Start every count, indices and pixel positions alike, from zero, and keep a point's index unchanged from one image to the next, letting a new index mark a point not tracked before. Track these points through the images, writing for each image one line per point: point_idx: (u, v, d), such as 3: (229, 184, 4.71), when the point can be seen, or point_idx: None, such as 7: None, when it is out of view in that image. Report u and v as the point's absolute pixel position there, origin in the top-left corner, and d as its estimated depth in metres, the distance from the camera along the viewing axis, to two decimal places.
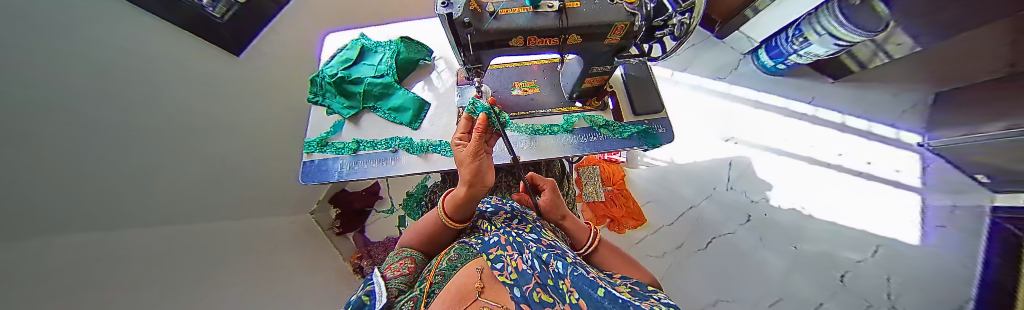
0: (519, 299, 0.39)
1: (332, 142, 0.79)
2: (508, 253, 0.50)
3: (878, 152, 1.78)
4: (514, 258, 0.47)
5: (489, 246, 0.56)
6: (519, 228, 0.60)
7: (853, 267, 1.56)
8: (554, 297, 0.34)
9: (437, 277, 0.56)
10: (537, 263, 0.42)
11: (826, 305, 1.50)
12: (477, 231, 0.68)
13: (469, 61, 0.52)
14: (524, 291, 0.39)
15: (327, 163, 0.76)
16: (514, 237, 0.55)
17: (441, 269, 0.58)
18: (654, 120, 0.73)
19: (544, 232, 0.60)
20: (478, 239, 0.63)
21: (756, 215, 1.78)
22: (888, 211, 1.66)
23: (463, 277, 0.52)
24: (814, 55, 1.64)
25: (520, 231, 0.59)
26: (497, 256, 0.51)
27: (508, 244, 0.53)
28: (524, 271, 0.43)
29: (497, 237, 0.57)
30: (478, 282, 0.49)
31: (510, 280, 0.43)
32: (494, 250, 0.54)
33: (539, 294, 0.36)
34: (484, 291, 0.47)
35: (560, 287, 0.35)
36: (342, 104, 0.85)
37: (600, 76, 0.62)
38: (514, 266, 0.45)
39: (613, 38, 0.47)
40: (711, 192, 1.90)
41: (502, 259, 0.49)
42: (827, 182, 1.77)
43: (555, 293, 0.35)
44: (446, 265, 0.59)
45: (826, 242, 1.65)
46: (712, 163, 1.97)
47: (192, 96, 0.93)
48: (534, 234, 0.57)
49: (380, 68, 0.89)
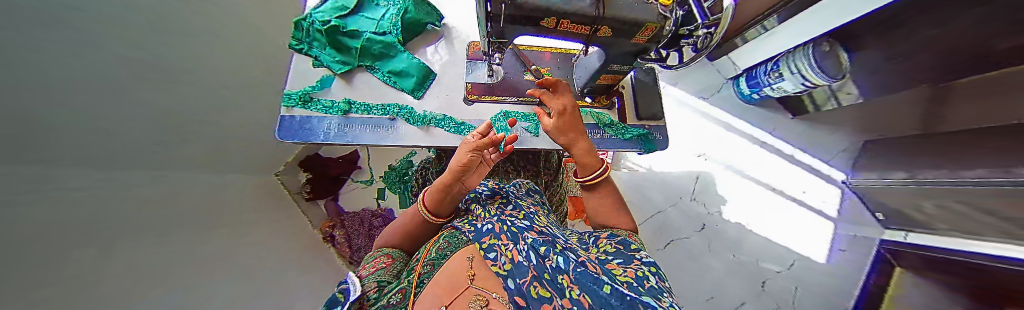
0: (514, 290, 0.39)
1: (318, 98, 0.73)
2: (502, 242, 0.49)
3: (813, 185, 2.09)
4: (508, 249, 0.46)
5: (482, 234, 0.55)
6: (512, 216, 0.60)
7: (773, 276, 1.87)
8: (552, 292, 0.35)
9: (427, 266, 0.55)
10: (534, 255, 0.42)
11: (746, 304, 1.79)
12: (469, 215, 0.66)
13: (493, 34, 0.49)
14: (520, 283, 0.39)
15: (310, 122, 0.71)
16: (508, 226, 0.54)
17: (430, 259, 0.57)
18: (653, 126, 0.78)
19: (535, 219, 0.61)
20: (469, 225, 0.61)
21: (709, 225, 2.01)
22: (809, 233, 1.97)
23: (452, 266, 0.51)
24: (783, 90, 1.79)
25: (513, 219, 0.58)
26: (490, 245, 0.50)
27: (503, 233, 0.52)
28: (519, 263, 0.42)
29: (489, 225, 0.56)
30: (469, 271, 0.48)
31: (504, 270, 0.43)
32: (488, 238, 0.52)
33: (536, 288, 0.36)
34: (475, 278, 0.47)
35: (558, 283, 0.36)
36: (332, 57, 0.76)
37: (615, 75, 0.64)
38: (508, 257, 0.44)
39: (641, 38, 0.47)
40: (678, 201, 2.09)
41: (496, 247, 0.49)
42: (771, 205, 2.05)
43: (552, 287, 0.36)
44: (435, 254, 0.59)
45: (758, 254, 1.93)
46: (683, 174, 2.15)
47: (179, 17, 0.79)
48: (526, 221, 0.57)
49: (382, 24, 0.81)
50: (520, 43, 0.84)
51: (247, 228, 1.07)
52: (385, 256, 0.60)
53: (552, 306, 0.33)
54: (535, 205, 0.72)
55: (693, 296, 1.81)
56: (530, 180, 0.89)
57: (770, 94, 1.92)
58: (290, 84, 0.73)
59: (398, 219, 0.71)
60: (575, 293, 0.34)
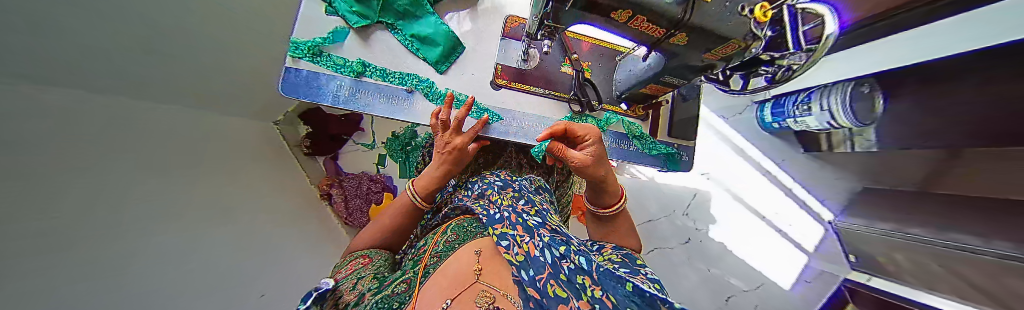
0: (528, 282, 0.38)
1: (330, 54, 0.67)
2: (515, 231, 0.45)
3: (802, 220, 2.12)
4: (525, 241, 0.43)
5: (493, 221, 0.51)
6: (525, 209, 0.56)
7: (739, 293, 1.97)
8: (569, 291, 0.34)
9: (432, 259, 0.53)
10: (550, 253, 0.40)
11: None
12: (481, 200, 0.63)
13: (548, 17, 0.42)
14: (536, 278, 0.37)
15: (319, 80, 0.65)
16: (522, 218, 0.50)
17: (438, 251, 0.55)
18: (683, 146, 0.75)
19: (547, 216, 0.57)
20: (483, 210, 0.57)
21: (694, 239, 2.09)
22: (786, 263, 2.04)
23: (458, 259, 0.48)
24: (807, 125, 1.72)
25: (525, 212, 0.54)
26: (502, 233, 0.46)
27: (516, 223, 0.48)
28: (536, 257, 0.39)
29: (501, 213, 0.52)
30: (476, 265, 0.45)
31: (518, 263, 0.40)
32: (499, 226, 0.48)
33: (553, 286, 0.35)
34: (482, 274, 0.44)
35: (578, 282, 0.36)
36: (349, 7, 0.67)
37: (663, 87, 0.58)
38: (523, 249, 0.42)
39: (713, 55, 0.42)
40: (670, 213, 2.14)
41: (508, 237, 0.45)
42: (757, 231, 2.10)
43: (569, 286, 0.35)
44: (443, 247, 0.56)
45: (731, 272, 2.01)
46: (681, 189, 2.18)
47: None
48: (538, 217, 0.53)
49: None
50: (571, 31, 0.75)
51: (242, 173, 1.04)
52: (363, 257, 0.55)
53: (570, 307, 0.32)
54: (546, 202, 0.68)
55: None
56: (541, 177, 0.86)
57: (793, 126, 1.85)
58: (297, 31, 0.65)
59: (383, 215, 0.63)
60: (595, 293, 0.33)
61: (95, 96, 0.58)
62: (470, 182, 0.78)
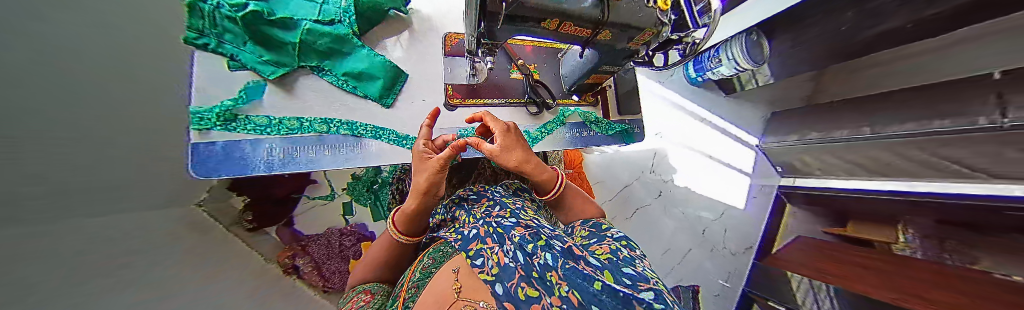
0: (503, 294, 0.38)
1: (248, 115, 0.58)
2: (488, 245, 0.47)
3: (738, 150, 2.52)
4: (495, 251, 0.45)
5: (467, 241, 0.52)
6: (499, 215, 0.56)
7: (710, 224, 2.28)
8: (542, 290, 0.34)
9: (411, 291, 0.52)
10: (521, 252, 0.40)
11: (691, 250, 2.19)
12: (454, 223, 0.63)
13: (483, 35, 0.43)
14: (509, 285, 0.38)
15: (237, 147, 0.56)
16: (493, 227, 0.51)
17: (414, 282, 0.54)
18: (631, 120, 0.84)
19: (522, 215, 0.58)
20: (455, 233, 0.58)
21: (665, 192, 2.34)
22: (737, 188, 2.42)
23: (438, 283, 0.49)
24: (721, 74, 2.05)
25: (499, 218, 0.55)
26: (476, 251, 0.48)
27: (488, 235, 0.50)
28: (506, 264, 0.40)
29: (474, 230, 0.54)
30: (456, 282, 0.47)
31: (492, 276, 0.42)
32: (473, 244, 0.50)
33: (525, 286, 0.35)
34: (462, 290, 0.44)
35: (547, 280, 0.34)
36: (258, 56, 0.58)
37: (603, 75, 0.64)
38: (495, 260, 0.43)
39: (636, 42, 0.49)
40: (640, 175, 2.36)
41: (483, 253, 0.47)
42: (709, 169, 2.45)
43: (541, 285, 0.34)
44: (419, 275, 0.55)
45: (700, 208, 2.33)
46: (643, 152, 2.41)
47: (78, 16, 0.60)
48: (513, 218, 0.54)
49: (327, 9, 0.64)
50: (512, 39, 0.77)
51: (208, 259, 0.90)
52: (365, 293, 0.54)
53: (541, 306, 0.32)
54: (522, 201, 0.70)
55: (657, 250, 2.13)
56: (517, 179, 0.87)
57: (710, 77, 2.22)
58: (195, 100, 0.55)
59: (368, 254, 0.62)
60: (562, 289, 0.31)
61: (73, 218, 0.52)
62: (443, 203, 0.75)
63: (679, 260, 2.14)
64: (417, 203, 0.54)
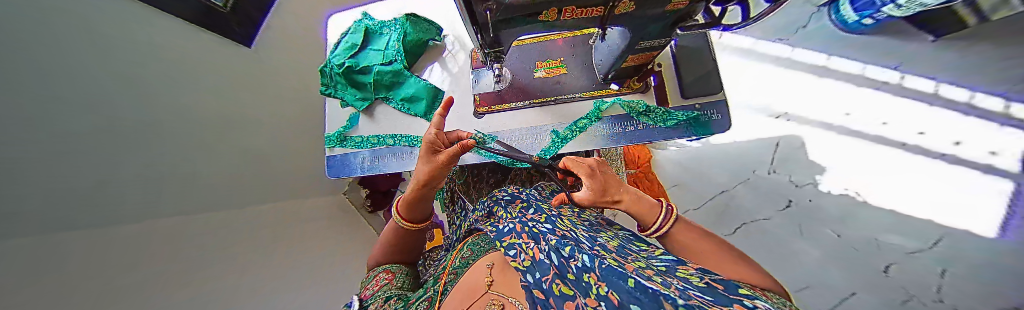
0: (535, 285, 0.36)
1: (350, 136, 0.81)
2: (522, 240, 0.46)
3: (969, 128, 1.39)
4: (530, 247, 0.42)
5: (503, 234, 0.53)
6: (534, 218, 0.54)
7: (904, 258, 1.34)
8: (576, 289, 0.29)
9: (450, 276, 0.58)
10: (555, 254, 0.36)
11: (859, 295, 1.36)
12: (491, 218, 0.66)
13: (486, 45, 0.43)
14: (542, 279, 0.35)
15: (347, 158, 0.80)
16: (529, 226, 0.49)
17: (455, 268, 0.60)
18: (707, 104, 0.64)
19: (558, 222, 0.53)
20: (491, 227, 0.60)
21: (798, 200, 1.61)
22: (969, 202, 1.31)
23: (474, 273, 0.53)
24: (917, 4, 1.30)
25: (535, 221, 0.53)
26: (510, 243, 0.48)
27: (523, 232, 0.48)
28: (541, 261, 0.37)
29: (510, 225, 0.54)
30: (488, 276, 0.48)
31: (524, 268, 0.39)
32: (508, 238, 0.50)
33: (558, 285, 0.31)
34: (494, 284, 0.46)
35: (583, 281, 0.28)
36: (355, 96, 0.82)
37: (647, 52, 0.51)
38: (530, 254, 0.40)
39: (679, 3, 0.35)
40: (749, 175, 1.74)
41: (517, 246, 0.45)
42: (898, 166, 1.47)
43: (576, 285, 0.29)
44: (460, 263, 0.61)
45: (875, 228, 1.43)
46: (754, 143, 1.77)
47: (191, 89, 0.93)
48: (548, 224, 0.50)
49: (388, 53, 0.82)
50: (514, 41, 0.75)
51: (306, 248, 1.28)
52: (386, 272, 0.64)
53: (575, 304, 0.26)
54: (560, 207, 0.64)
55: None
56: (553, 182, 0.84)
57: (894, 14, 1.43)
58: (327, 130, 0.82)
59: (382, 235, 0.72)
60: (601, 289, 0.24)
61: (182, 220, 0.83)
62: (483, 201, 0.80)
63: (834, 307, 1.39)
64: (420, 192, 0.63)
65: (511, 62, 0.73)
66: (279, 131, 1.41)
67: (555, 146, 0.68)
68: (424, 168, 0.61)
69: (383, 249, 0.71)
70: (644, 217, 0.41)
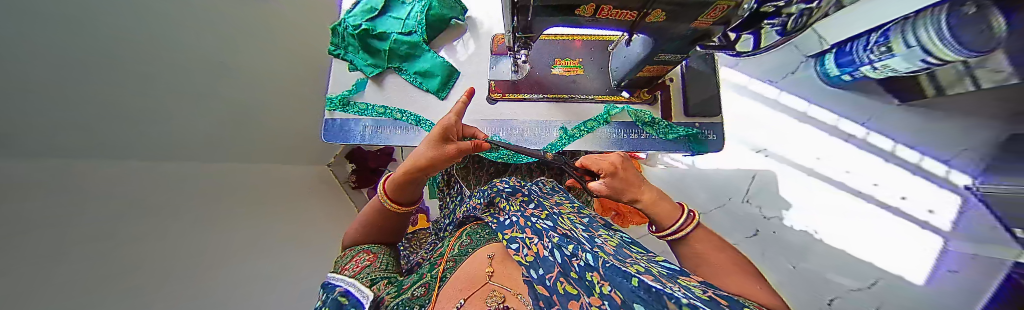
0: (537, 280, 0.38)
1: (354, 102, 0.79)
2: (525, 234, 0.48)
3: (918, 187, 1.62)
4: (534, 242, 0.44)
5: (504, 227, 0.56)
6: (535, 213, 0.56)
7: (845, 294, 1.52)
8: (578, 288, 0.31)
9: (449, 263, 0.60)
10: (560, 252, 0.37)
11: None
12: (493, 208, 0.67)
13: (519, 29, 0.44)
14: (546, 277, 0.36)
15: (348, 124, 0.78)
16: (530, 221, 0.51)
17: (453, 255, 0.62)
18: (705, 124, 0.69)
19: (558, 219, 0.55)
20: (493, 219, 0.62)
21: (764, 231, 1.76)
22: (904, 250, 1.52)
23: (474, 262, 0.54)
24: (890, 69, 1.44)
25: (536, 216, 0.55)
26: (512, 237, 0.50)
27: (525, 227, 0.50)
28: (545, 256, 0.40)
29: (511, 219, 0.56)
30: (488, 267, 0.50)
31: (526, 264, 0.42)
32: (511, 231, 0.52)
33: (563, 283, 0.33)
34: (494, 275, 0.48)
35: (587, 280, 0.30)
36: (365, 61, 0.79)
37: (662, 65, 0.54)
38: (532, 250, 0.43)
39: (703, 21, 0.38)
40: (725, 202, 1.85)
41: (518, 240, 0.48)
42: (851, 213, 1.66)
43: (580, 284, 0.31)
44: (458, 251, 0.63)
45: (828, 269, 1.59)
46: (734, 173, 1.89)
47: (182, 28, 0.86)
48: (548, 220, 0.51)
49: (408, 23, 0.81)
50: (543, 34, 0.77)
51: (289, 212, 1.23)
52: (365, 252, 0.61)
53: (579, 304, 0.28)
54: (559, 203, 0.67)
55: None
56: (553, 179, 0.86)
57: (869, 75, 1.57)
58: (330, 90, 0.80)
59: (365, 212, 0.69)
60: (604, 289, 0.26)
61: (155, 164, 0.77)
62: (482, 188, 0.81)
63: None
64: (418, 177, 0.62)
65: (531, 54, 0.74)
66: (272, 89, 1.33)
67: (562, 142, 0.70)
68: (426, 153, 0.60)
69: (362, 227, 0.67)
70: (664, 218, 0.45)
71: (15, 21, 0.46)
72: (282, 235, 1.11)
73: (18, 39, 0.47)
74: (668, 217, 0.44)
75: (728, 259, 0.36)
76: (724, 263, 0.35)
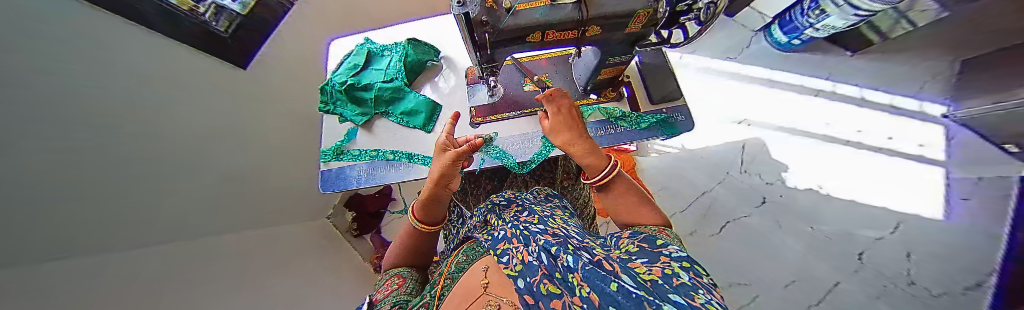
0: (524, 289, 0.39)
1: (347, 150, 0.83)
2: (514, 245, 0.51)
3: (899, 125, 1.71)
4: (519, 251, 0.48)
5: (496, 241, 0.57)
6: (526, 221, 0.60)
7: (873, 245, 1.56)
8: (561, 288, 0.35)
9: (446, 280, 0.59)
10: (547, 257, 0.43)
11: (843, 284, 1.52)
12: (487, 226, 0.69)
13: (484, 62, 0.51)
14: (531, 282, 0.39)
15: (343, 171, 0.82)
16: (521, 230, 0.55)
17: (451, 273, 0.62)
18: (672, 108, 0.75)
19: (550, 222, 0.59)
20: (486, 235, 0.63)
21: (770, 196, 1.78)
22: (907, 187, 1.61)
23: (469, 278, 0.55)
24: (830, 28, 1.59)
25: (527, 224, 0.58)
26: (503, 250, 0.52)
27: (515, 237, 0.54)
28: (530, 263, 0.44)
29: (502, 232, 0.58)
30: (484, 278, 0.51)
31: (515, 272, 0.44)
32: (501, 245, 0.54)
33: (546, 285, 0.36)
34: (490, 286, 0.49)
35: (569, 281, 0.35)
36: (354, 111, 0.86)
37: (616, 66, 0.61)
38: (520, 258, 0.46)
39: (632, 27, 0.45)
40: (725, 176, 1.88)
41: (508, 252, 0.50)
42: (850, 163, 1.72)
43: (563, 285, 0.35)
44: (455, 268, 0.63)
45: (845, 222, 1.63)
46: (725, 146, 1.94)
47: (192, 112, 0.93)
48: (540, 225, 0.57)
49: (389, 72, 0.89)
50: (511, 59, 0.85)
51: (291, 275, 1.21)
52: (397, 276, 0.63)
53: (561, 302, 0.32)
54: (552, 210, 0.70)
55: (773, 280, 1.60)
56: (548, 187, 0.89)
57: (814, 36, 1.72)
58: (323, 144, 0.84)
59: (398, 237, 0.72)
60: (584, 290, 0.31)
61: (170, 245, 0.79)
62: (480, 207, 0.83)
63: (822, 297, 1.52)
64: (432, 191, 0.63)
65: (501, 78, 0.82)
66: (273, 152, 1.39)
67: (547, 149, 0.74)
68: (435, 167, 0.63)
69: (396, 251, 0.70)
70: (592, 172, 0.61)
71: (57, 132, 0.52)
72: (293, 296, 1.09)
73: (59, 150, 0.53)
74: (597, 168, 0.61)
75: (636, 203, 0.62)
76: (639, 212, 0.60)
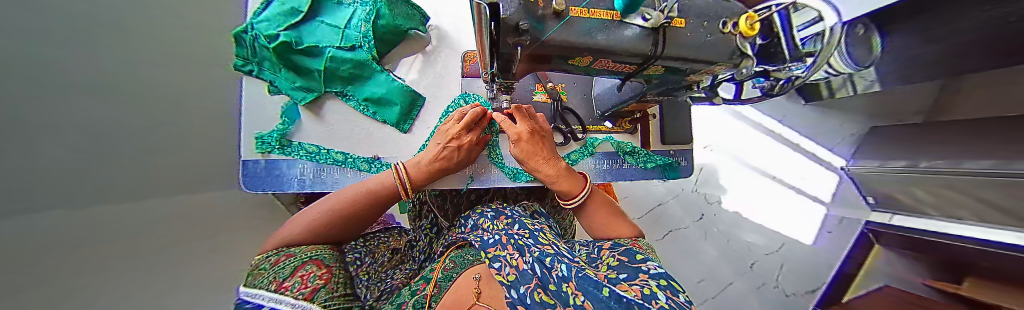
0: (517, 300, 0.36)
1: (293, 140, 0.66)
2: (507, 251, 0.44)
3: (812, 172, 2.09)
4: (514, 258, 0.42)
5: (488, 245, 0.52)
6: (520, 231, 0.52)
7: (762, 258, 1.99)
8: (556, 299, 0.32)
9: (434, 289, 0.50)
10: (539, 265, 0.37)
11: (734, 284, 1.94)
12: (477, 230, 0.62)
13: (501, 74, 0.37)
14: (525, 292, 0.36)
15: (281, 168, 0.65)
16: (514, 238, 0.48)
17: (439, 279, 0.53)
18: (678, 151, 0.77)
19: (541, 235, 0.51)
20: (478, 237, 0.57)
21: (707, 213, 2.08)
22: (799, 220, 2.04)
23: (456, 291, 0.47)
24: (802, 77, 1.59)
25: (523, 231, 0.52)
26: (496, 255, 0.46)
27: (509, 243, 0.47)
28: (525, 271, 0.39)
29: (495, 237, 0.52)
30: (475, 287, 0.45)
31: (508, 282, 0.39)
32: (494, 249, 0.48)
33: (541, 294, 0.34)
34: (481, 294, 0.44)
35: (563, 291, 0.31)
36: (291, 83, 0.65)
37: (642, 104, 0.57)
38: (514, 266, 0.41)
39: (697, 76, 0.39)
40: (679, 192, 2.11)
41: (502, 258, 0.44)
42: (770, 195, 2.09)
43: (557, 295, 0.32)
44: (444, 274, 0.54)
45: (751, 237, 2.02)
46: None
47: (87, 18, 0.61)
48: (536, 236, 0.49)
49: (349, 34, 0.69)
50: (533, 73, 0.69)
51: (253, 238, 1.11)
52: (315, 262, 0.40)
53: None
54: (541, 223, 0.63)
55: (689, 277, 1.92)
56: (536, 202, 0.83)
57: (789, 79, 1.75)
58: (247, 126, 0.64)
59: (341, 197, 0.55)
60: (578, 300, 0.28)
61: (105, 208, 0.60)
62: (465, 215, 0.76)
63: (716, 292, 1.92)
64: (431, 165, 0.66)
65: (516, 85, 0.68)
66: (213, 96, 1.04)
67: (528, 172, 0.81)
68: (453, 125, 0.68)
69: (315, 222, 0.49)
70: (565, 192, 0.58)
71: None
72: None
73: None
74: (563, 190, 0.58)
75: (620, 218, 0.55)
76: (612, 224, 0.54)
